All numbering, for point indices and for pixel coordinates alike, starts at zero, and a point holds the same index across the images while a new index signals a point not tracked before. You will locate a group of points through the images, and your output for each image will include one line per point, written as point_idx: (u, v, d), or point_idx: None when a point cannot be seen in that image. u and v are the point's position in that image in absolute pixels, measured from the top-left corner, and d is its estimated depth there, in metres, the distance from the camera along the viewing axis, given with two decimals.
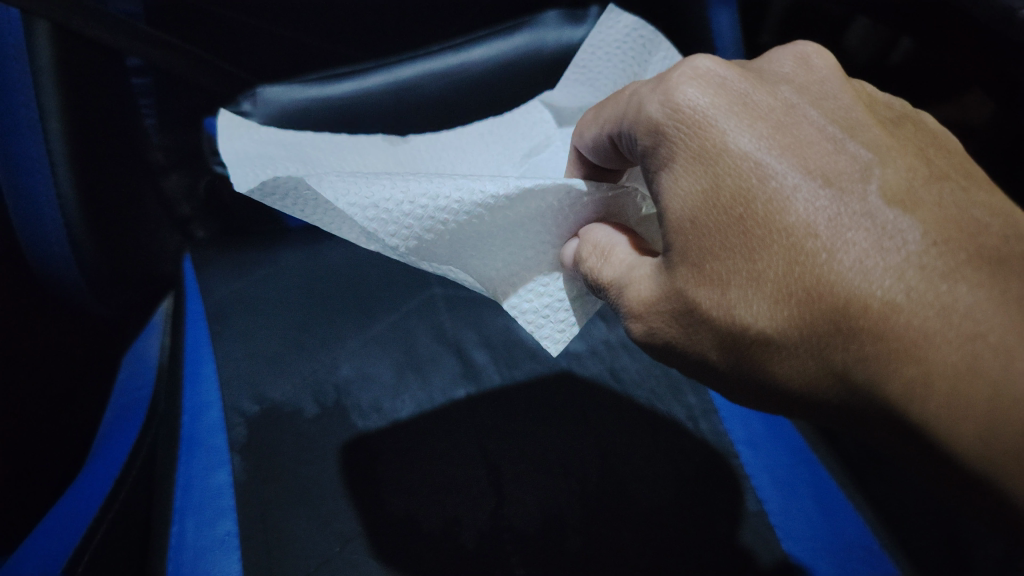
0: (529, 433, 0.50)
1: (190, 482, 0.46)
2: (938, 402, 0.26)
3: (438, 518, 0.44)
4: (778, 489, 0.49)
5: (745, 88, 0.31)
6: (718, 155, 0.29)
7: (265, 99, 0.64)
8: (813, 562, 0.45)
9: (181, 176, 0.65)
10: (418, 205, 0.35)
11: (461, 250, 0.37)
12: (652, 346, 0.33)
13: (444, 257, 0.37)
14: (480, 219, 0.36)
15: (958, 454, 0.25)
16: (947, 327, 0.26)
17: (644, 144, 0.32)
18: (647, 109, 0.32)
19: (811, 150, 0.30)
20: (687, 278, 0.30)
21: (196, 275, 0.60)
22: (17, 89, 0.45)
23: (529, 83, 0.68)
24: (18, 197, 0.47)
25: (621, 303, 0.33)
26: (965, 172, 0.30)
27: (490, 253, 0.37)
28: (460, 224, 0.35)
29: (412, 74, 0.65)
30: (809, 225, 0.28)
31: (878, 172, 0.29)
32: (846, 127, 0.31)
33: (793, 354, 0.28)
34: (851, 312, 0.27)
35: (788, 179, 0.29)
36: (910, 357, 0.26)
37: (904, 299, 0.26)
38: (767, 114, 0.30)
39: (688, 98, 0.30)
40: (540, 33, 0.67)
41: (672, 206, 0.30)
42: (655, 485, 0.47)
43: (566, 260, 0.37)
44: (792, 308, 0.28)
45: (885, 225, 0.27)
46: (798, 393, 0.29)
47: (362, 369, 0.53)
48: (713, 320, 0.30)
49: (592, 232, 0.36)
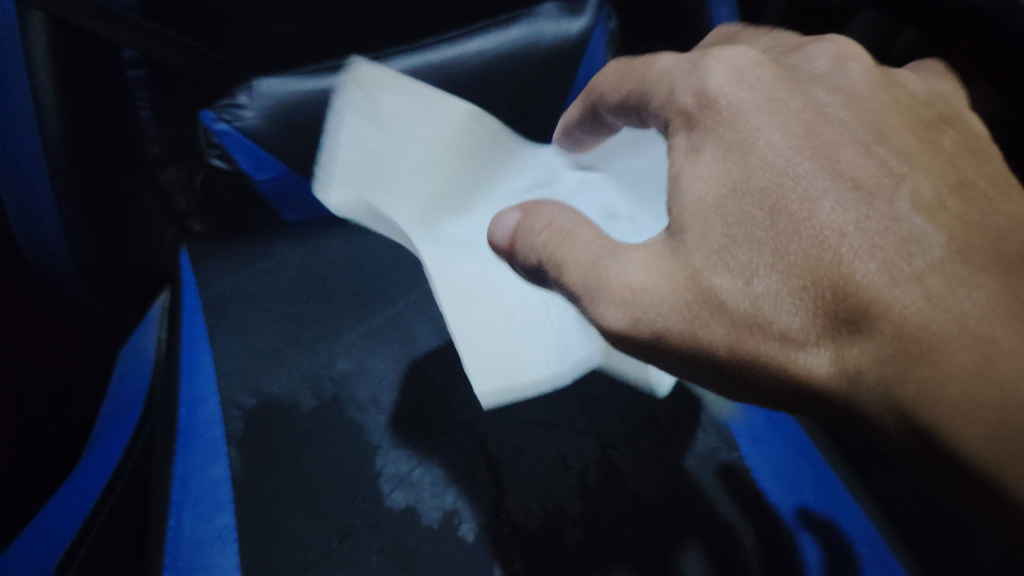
0: (528, 428, 0.49)
1: (186, 475, 0.45)
2: (949, 404, 0.26)
3: (437, 512, 0.45)
4: (783, 486, 0.50)
5: (778, 86, 0.32)
6: (751, 146, 0.31)
7: (260, 92, 0.54)
8: (811, 557, 0.46)
9: (177, 171, 0.68)
10: (458, 289, 0.41)
11: (497, 347, 0.41)
12: (628, 341, 0.32)
13: (487, 366, 0.40)
14: (431, 224, 0.44)
15: (965, 457, 0.26)
16: (961, 331, 0.26)
17: (676, 124, 0.34)
18: (679, 96, 0.34)
19: (841, 152, 0.30)
20: (705, 263, 0.30)
21: (193, 269, 0.59)
22: (12, 79, 0.44)
23: (528, 84, 0.60)
24: (13, 200, 0.47)
25: (591, 287, 0.32)
26: (972, 173, 0.30)
27: (421, 236, 0.42)
28: (423, 206, 0.44)
29: (407, 67, 0.55)
30: (837, 227, 0.29)
31: (908, 182, 0.29)
32: (877, 133, 0.31)
33: (815, 350, 0.29)
34: (871, 313, 0.28)
35: (819, 181, 0.30)
36: (924, 360, 0.26)
37: (924, 305, 0.27)
38: (796, 114, 0.32)
39: (720, 87, 0.32)
40: (538, 24, 0.58)
41: (694, 188, 0.32)
42: (655, 480, 0.48)
43: (501, 237, 0.36)
44: (816, 307, 0.29)
45: (910, 230, 0.28)
46: (810, 390, 0.29)
47: (360, 363, 0.53)
48: (729, 308, 0.30)
49: (543, 210, 0.35)
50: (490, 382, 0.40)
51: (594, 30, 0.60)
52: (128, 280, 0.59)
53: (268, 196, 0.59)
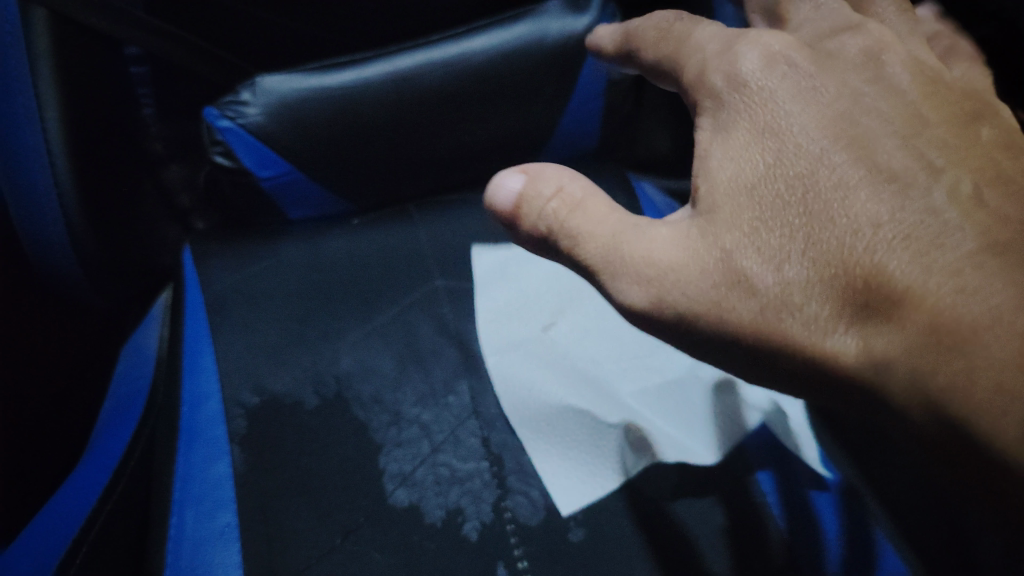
0: (537, 426, 0.48)
1: (189, 474, 0.45)
2: (981, 397, 0.26)
3: (440, 510, 0.45)
4: (789, 484, 0.48)
5: (814, 73, 0.33)
6: (785, 132, 0.31)
7: (265, 89, 0.54)
8: (816, 557, 0.46)
9: (180, 167, 0.68)
10: (517, 391, 0.50)
11: (560, 452, 0.47)
12: (649, 320, 0.32)
13: (547, 449, 0.47)
14: (519, 316, 0.54)
15: (983, 447, 0.26)
16: (994, 324, 0.26)
17: (704, 105, 0.33)
18: (709, 75, 0.33)
19: (878, 143, 0.31)
20: (738, 246, 0.30)
21: (195, 266, 0.58)
22: (15, 77, 0.45)
23: (530, 83, 0.59)
24: (16, 196, 0.48)
25: (611, 263, 0.32)
26: (994, 166, 0.30)
27: (505, 327, 0.54)
28: (507, 312, 0.55)
29: (412, 65, 0.55)
30: (871, 218, 0.29)
31: (947, 176, 0.30)
32: (913, 123, 0.32)
33: (843, 335, 0.29)
34: (905, 305, 0.28)
35: (851, 172, 0.30)
36: (956, 353, 0.27)
37: (956, 299, 0.27)
38: (832, 102, 0.32)
39: (751, 73, 0.33)
40: (544, 22, 0.57)
41: (725, 171, 0.32)
42: (660, 476, 0.47)
43: (502, 201, 0.34)
44: (845, 297, 0.29)
45: (946, 222, 0.28)
46: (832, 374, 0.29)
47: (363, 362, 0.53)
48: (757, 291, 0.30)
49: (552, 175, 0.33)
50: (550, 464, 0.47)
51: (600, 28, 0.59)
52: (128, 278, 0.58)
53: (271, 194, 0.59)
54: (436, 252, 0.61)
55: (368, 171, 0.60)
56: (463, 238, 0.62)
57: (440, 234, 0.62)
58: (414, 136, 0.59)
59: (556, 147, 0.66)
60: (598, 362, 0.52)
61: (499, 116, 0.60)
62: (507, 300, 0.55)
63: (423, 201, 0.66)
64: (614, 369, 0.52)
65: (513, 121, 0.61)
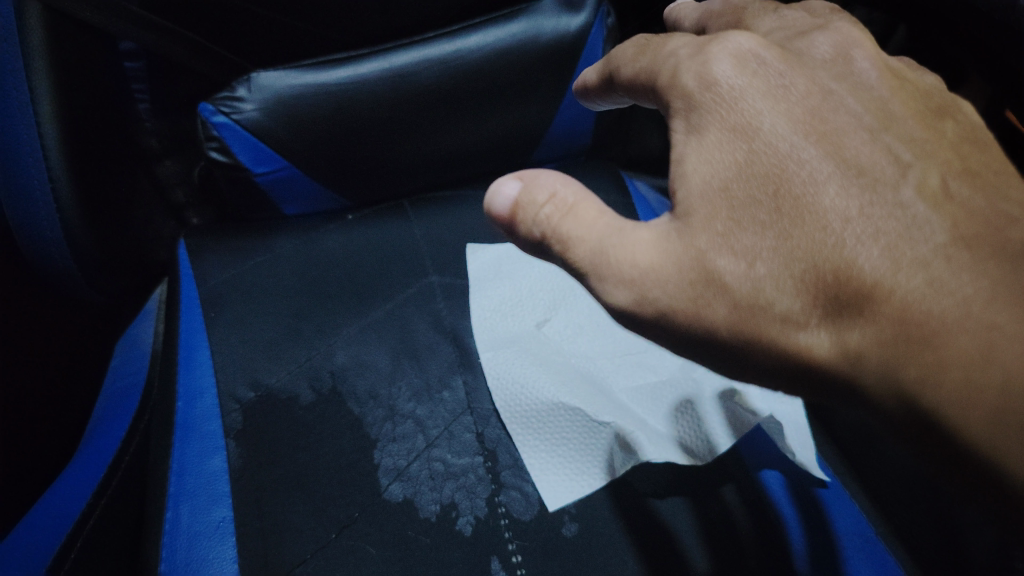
0: (522, 422, 0.48)
1: (184, 468, 0.46)
2: (950, 390, 0.26)
3: (435, 505, 0.45)
4: (783, 481, 0.49)
5: (783, 71, 0.33)
6: (756, 131, 0.31)
7: (260, 85, 0.54)
8: (805, 548, 0.46)
9: (175, 163, 0.67)
10: (510, 388, 0.50)
11: (550, 449, 0.47)
12: (633, 319, 0.32)
13: (537, 445, 0.47)
14: (516, 311, 0.55)
15: (967, 444, 0.26)
16: (964, 316, 0.27)
17: (676, 106, 0.33)
18: (682, 78, 0.33)
19: (848, 139, 0.31)
20: (710, 247, 0.30)
21: (190, 262, 0.58)
22: (9, 70, 0.45)
23: (521, 78, 0.59)
24: (10, 188, 0.48)
25: (601, 266, 0.32)
26: (963, 163, 0.31)
27: (500, 322, 0.54)
28: (503, 308, 0.55)
29: (408, 62, 0.55)
30: (842, 213, 0.30)
31: (914, 171, 0.30)
32: (882, 119, 0.32)
33: (816, 333, 0.30)
34: (875, 298, 0.28)
35: (822, 168, 0.30)
36: (927, 343, 0.27)
37: (927, 290, 0.27)
38: (802, 100, 0.32)
39: (723, 74, 0.32)
40: (538, 20, 0.57)
41: (700, 173, 0.31)
42: (650, 470, 0.48)
43: (499, 208, 0.34)
44: (816, 295, 0.29)
45: (914, 216, 0.29)
46: (809, 371, 0.30)
47: (357, 356, 0.53)
48: (732, 291, 0.30)
49: (546, 182, 0.33)
50: (538, 460, 0.47)
51: (595, 26, 0.60)
52: (124, 274, 0.58)
53: (267, 190, 0.59)
54: (431, 249, 0.61)
55: (362, 169, 0.60)
56: (458, 237, 0.62)
57: (435, 233, 0.62)
58: (410, 134, 0.59)
59: (551, 144, 0.66)
60: (591, 358, 0.53)
61: (491, 112, 0.60)
62: (504, 299, 0.55)
63: (416, 197, 0.66)
64: (606, 366, 0.52)
65: (508, 120, 0.62)
